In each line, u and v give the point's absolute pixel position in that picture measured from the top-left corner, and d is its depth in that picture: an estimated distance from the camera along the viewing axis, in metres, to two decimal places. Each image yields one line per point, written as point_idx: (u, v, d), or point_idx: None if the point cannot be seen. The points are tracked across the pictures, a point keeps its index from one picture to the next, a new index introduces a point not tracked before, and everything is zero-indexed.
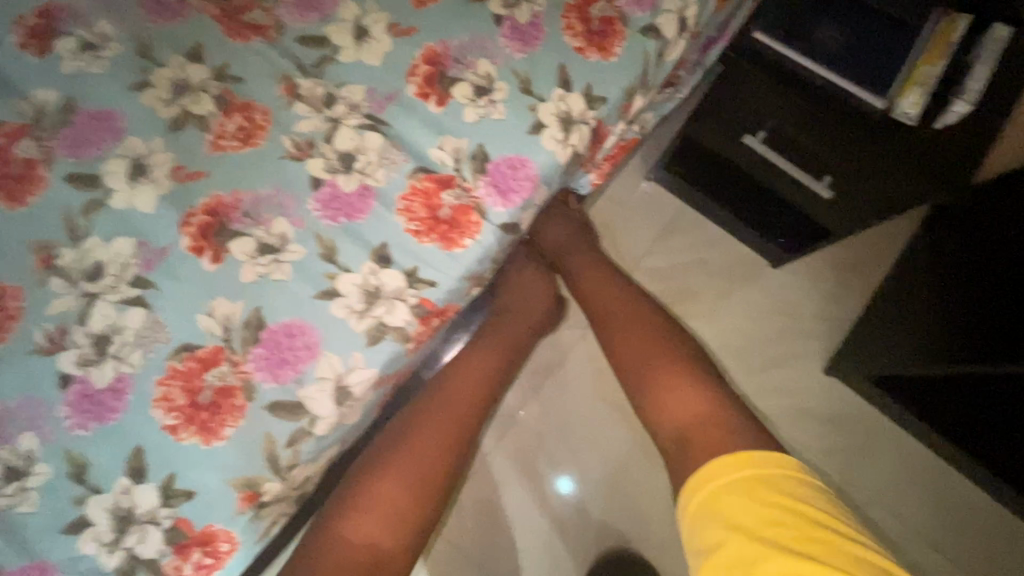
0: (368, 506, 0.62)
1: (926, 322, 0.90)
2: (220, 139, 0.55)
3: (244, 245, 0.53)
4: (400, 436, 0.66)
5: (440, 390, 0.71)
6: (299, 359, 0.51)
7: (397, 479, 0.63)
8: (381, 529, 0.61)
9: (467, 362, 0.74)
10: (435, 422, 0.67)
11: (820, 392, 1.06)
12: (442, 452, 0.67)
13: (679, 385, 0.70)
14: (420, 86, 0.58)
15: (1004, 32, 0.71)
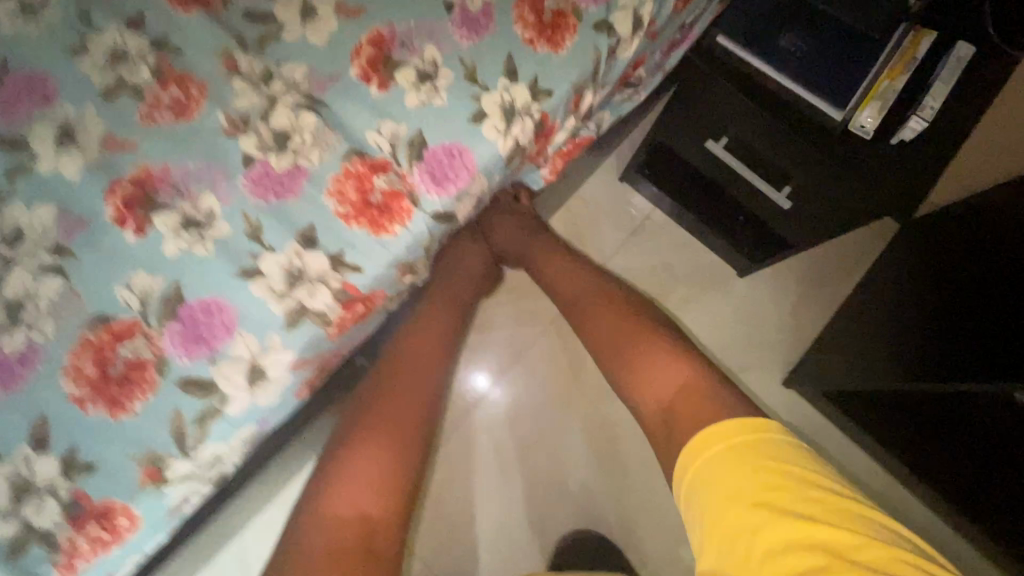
0: (352, 477, 0.64)
1: (897, 333, 0.87)
2: (154, 110, 0.54)
3: (168, 218, 0.52)
4: (367, 410, 0.68)
5: (404, 365, 0.72)
6: (215, 337, 0.50)
7: (378, 449, 0.66)
8: (371, 497, 0.64)
9: (423, 344, 0.75)
10: (400, 394, 0.70)
11: (778, 404, 1.05)
12: (412, 421, 0.69)
13: (652, 371, 0.71)
14: (363, 68, 0.57)
15: (968, 51, 0.70)
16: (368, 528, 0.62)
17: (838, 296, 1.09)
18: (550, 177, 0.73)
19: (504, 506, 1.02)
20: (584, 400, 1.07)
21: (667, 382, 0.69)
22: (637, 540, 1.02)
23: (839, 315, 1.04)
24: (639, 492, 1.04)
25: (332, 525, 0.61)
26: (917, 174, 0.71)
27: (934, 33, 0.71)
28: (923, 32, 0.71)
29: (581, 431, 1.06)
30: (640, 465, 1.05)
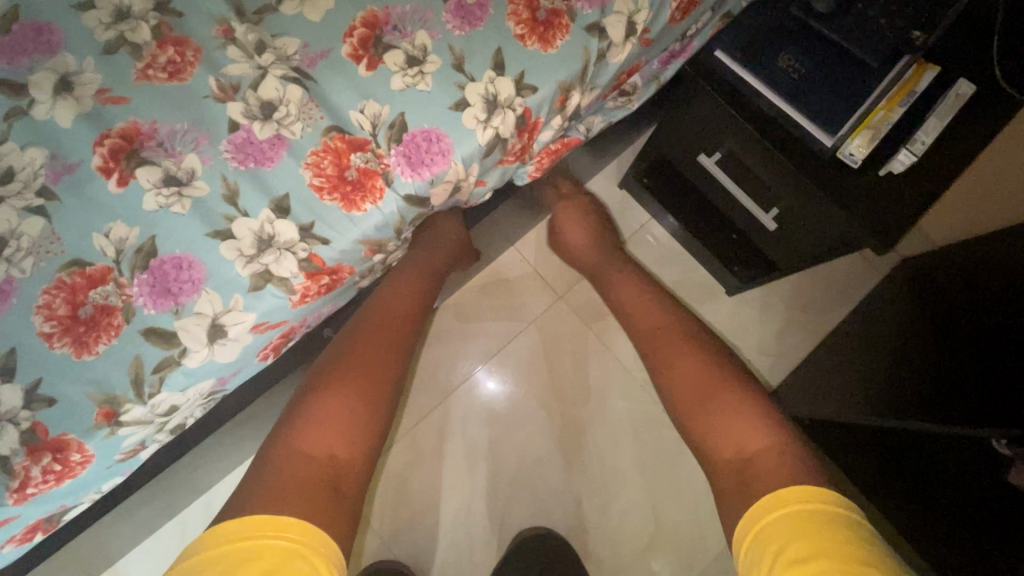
0: (319, 420, 0.60)
1: (890, 370, 0.84)
2: (149, 69, 0.56)
3: (151, 174, 0.54)
4: (340, 354, 0.66)
5: (374, 312, 0.70)
6: (182, 291, 0.52)
7: (347, 391, 0.63)
8: (338, 439, 0.60)
9: (398, 300, 0.72)
10: (374, 342, 0.68)
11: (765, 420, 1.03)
12: (386, 365, 0.67)
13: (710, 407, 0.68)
14: (355, 47, 0.58)
15: (968, 89, 0.69)
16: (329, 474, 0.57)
17: (825, 324, 1.08)
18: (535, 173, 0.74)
19: (470, 492, 1.04)
20: (558, 399, 1.08)
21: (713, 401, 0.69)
22: (595, 540, 1.03)
23: (834, 344, 1.01)
24: (603, 493, 1.05)
25: (295, 464, 0.56)
26: (903, 206, 0.70)
27: (937, 67, 0.70)
28: (926, 65, 0.70)
29: (552, 429, 1.07)
30: (606, 467, 1.06)
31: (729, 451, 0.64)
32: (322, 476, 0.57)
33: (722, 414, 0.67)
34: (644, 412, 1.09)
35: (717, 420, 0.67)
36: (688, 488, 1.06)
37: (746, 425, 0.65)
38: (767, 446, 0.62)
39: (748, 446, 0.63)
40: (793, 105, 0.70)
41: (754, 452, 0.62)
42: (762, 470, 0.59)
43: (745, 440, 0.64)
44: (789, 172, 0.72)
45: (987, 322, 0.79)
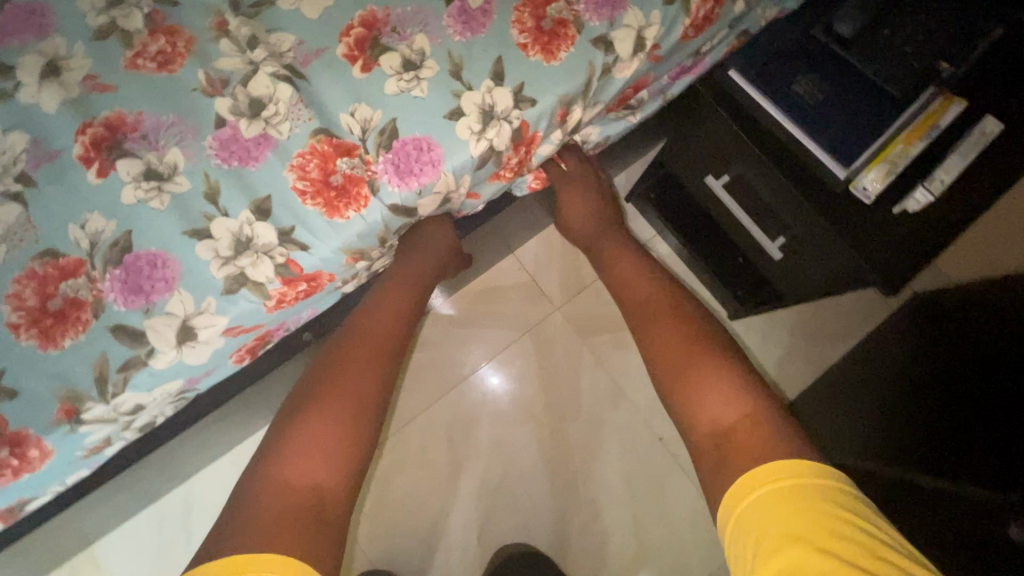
0: (300, 449, 0.56)
1: (897, 406, 0.81)
2: (139, 58, 0.55)
3: (131, 166, 0.53)
4: (321, 380, 0.63)
5: (359, 335, 0.67)
6: (154, 290, 0.51)
7: (329, 417, 0.59)
8: (322, 469, 0.55)
9: (384, 319, 0.69)
10: (357, 366, 0.64)
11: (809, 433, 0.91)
12: (373, 388, 0.63)
13: (698, 374, 0.59)
14: (351, 47, 0.56)
15: (993, 126, 0.66)
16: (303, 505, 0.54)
17: (829, 356, 1.04)
18: (535, 184, 0.72)
19: (450, 501, 1.02)
20: (547, 413, 1.06)
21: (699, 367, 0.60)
22: (574, 560, 1.01)
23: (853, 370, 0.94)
24: (586, 512, 1.03)
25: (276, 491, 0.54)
26: (917, 247, 0.67)
27: (965, 102, 0.67)
28: (952, 99, 0.66)
29: (539, 443, 1.05)
30: (591, 486, 1.04)
31: (706, 425, 0.56)
32: (306, 509, 0.52)
33: (705, 388, 0.58)
34: (639, 432, 1.06)
35: (698, 393, 0.58)
36: (675, 515, 1.03)
37: (731, 397, 0.56)
38: (744, 416, 0.54)
39: (725, 418, 0.55)
40: (806, 133, 0.67)
41: (730, 427, 0.54)
42: (738, 445, 0.51)
43: (722, 408, 0.56)
44: (800, 205, 0.69)
45: (1003, 365, 0.75)
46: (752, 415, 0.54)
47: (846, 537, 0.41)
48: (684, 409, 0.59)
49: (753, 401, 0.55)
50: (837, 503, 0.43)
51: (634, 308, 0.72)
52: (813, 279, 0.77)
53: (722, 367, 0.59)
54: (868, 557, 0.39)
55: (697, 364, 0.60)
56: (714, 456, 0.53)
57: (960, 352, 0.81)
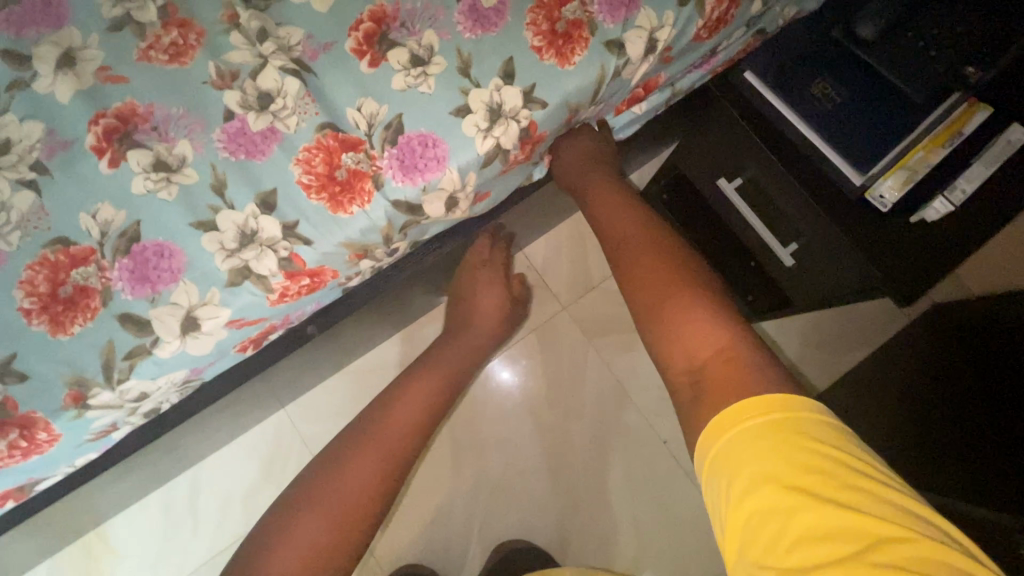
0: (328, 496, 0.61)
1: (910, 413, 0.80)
2: (151, 50, 0.56)
3: (141, 157, 0.53)
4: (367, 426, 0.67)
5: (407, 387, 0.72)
6: (160, 280, 0.52)
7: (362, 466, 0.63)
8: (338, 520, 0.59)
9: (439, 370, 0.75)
10: (397, 413, 0.68)
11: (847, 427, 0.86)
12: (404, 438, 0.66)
13: (680, 314, 0.54)
14: (359, 41, 0.56)
15: (1021, 135, 0.63)
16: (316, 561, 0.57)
17: (842, 364, 1.02)
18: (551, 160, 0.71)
19: (454, 495, 1.03)
20: (550, 412, 1.06)
21: (681, 308, 0.54)
22: (573, 561, 1.00)
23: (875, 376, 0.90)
24: (587, 514, 1.02)
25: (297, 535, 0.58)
26: (936, 258, 0.65)
27: (991, 108, 0.64)
28: (978, 104, 0.64)
29: (543, 442, 1.05)
30: (594, 487, 1.03)
31: (682, 363, 0.51)
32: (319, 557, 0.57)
33: (683, 325, 0.53)
34: (642, 434, 1.06)
35: (676, 330, 0.53)
36: (679, 520, 1.03)
37: (709, 333, 0.51)
38: (719, 354, 0.48)
39: (698, 356, 0.50)
40: (822, 137, 0.66)
41: (705, 363, 0.49)
42: (715, 383, 0.46)
43: (701, 345, 0.50)
44: (814, 213, 0.68)
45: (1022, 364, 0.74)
46: (728, 353, 0.48)
47: (822, 473, 0.37)
48: (662, 348, 0.53)
49: (730, 338, 0.49)
50: (816, 435, 0.39)
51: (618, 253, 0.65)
52: (824, 291, 0.76)
53: (704, 304, 0.54)
54: (843, 491, 0.36)
55: (678, 300, 0.55)
56: (691, 398, 0.47)
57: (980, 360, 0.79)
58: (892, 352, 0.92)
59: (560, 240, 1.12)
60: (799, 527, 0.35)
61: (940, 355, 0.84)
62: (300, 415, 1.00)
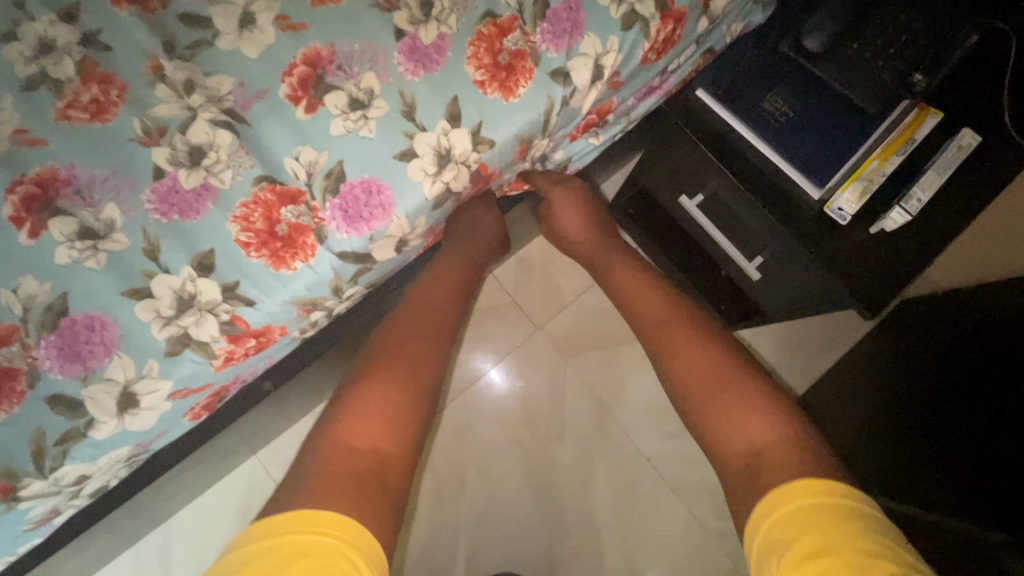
0: (363, 412, 0.54)
1: (888, 424, 0.77)
2: (70, 108, 0.52)
3: (65, 224, 0.50)
4: (387, 341, 0.61)
5: (415, 301, 0.65)
6: (92, 355, 0.48)
7: (392, 377, 0.57)
8: (386, 431, 0.54)
9: (445, 285, 0.67)
10: (421, 328, 0.63)
11: (851, 413, 0.84)
12: (432, 352, 0.62)
13: (733, 401, 0.57)
14: (294, 87, 0.54)
15: (971, 139, 0.64)
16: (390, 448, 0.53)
17: (821, 366, 1.01)
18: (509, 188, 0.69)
19: (439, 528, 1.00)
20: (531, 436, 1.04)
21: (727, 396, 0.57)
22: None
23: (866, 371, 0.87)
24: (576, 539, 1.00)
25: (369, 421, 0.54)
26: (900, 261, 0.64)
27: (940, 113, 0.65)
28: (929, 109, 0.65)
29: (525, 468, 1.02)
30: (581, 506, 1.01)
31: (740, 444, 0.54)
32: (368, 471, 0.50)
33: (735, 413, 0.56)
34: (627, 450, 1.04)
35: (729, 417, 0.56)
36: (670, 532, 1.01)
37: (763, 419, 0.54)
38: (778, 442, 0.52)
39: (755, 437, 0.53)
40: (778, 151, 0.65)
41: (765, 447, 0.52)
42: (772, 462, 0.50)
43: (758, 432, 0.54)
44: (775, 229, 0.66)
45: (997, 354, 0.69)
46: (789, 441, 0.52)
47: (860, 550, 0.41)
48: (713, 431, 0.56)
49: (786, 424, 0.54)
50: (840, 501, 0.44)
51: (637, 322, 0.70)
52: (793, 302, 0.76)
53: (751, 388, 0.57)
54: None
55: (730, 382, 0.58)
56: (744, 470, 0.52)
57: (959, 358, 0.73)
58: (884, 342, 0.89)
59: (531, 262, 1.10)
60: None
61: (920, 355, 0.79)
62: (273, 462, 0.96)
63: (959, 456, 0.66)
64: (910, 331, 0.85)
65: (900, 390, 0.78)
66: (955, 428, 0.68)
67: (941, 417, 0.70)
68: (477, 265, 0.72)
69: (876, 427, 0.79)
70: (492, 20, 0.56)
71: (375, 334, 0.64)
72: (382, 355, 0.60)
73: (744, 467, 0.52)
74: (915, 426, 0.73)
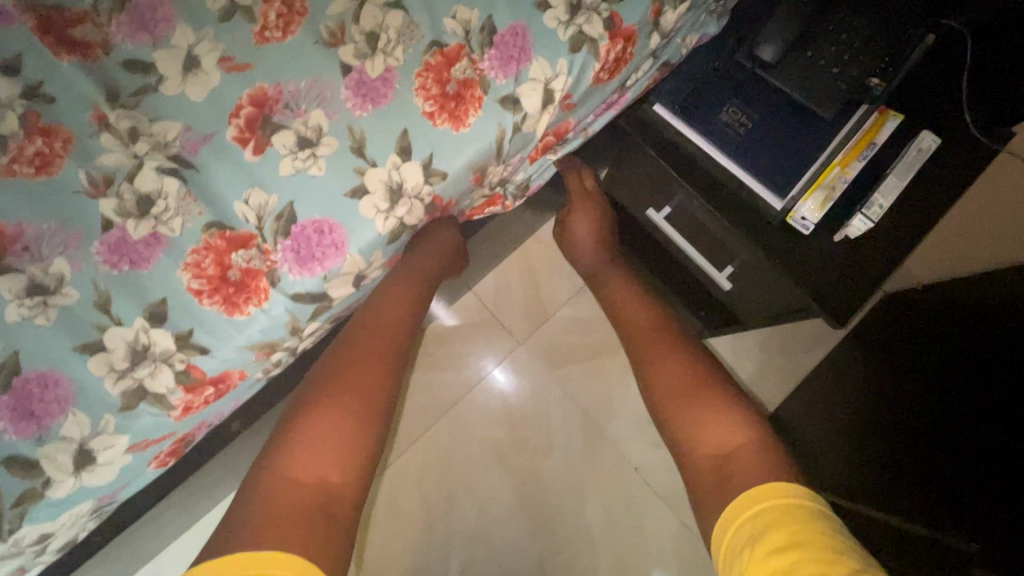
0: (308, 442, 0.54)
1: (865, 438, 0.77)
2: (13, 163, 0.49)
3: (11, 282, 0.48)
4: (334, 367, 0.60)
5: (366, 323, 0.64)
6: (47, 414, 0.47)
7: (338, 409, 0.57)
8: (331, 463, 0.54)
9: (397, 309, 0.66)
10: (371, 354, 0.62)
11: (827, 412, 0.86)
12: (382, 378, 0.61)
13: (708, 407, 0.60)
14: (241, 129, 0.53)
15: (930, 141, 0.63)
16: (343, 481, 0.53)
17: (803, 367, 1.01)
18: (472, 214, 0.69)
19: (428, 550, 0.99)
20: (516, 452, 1.03)
21: (702, 403, 0.60)
22: None
23: (849, 375, 0.88)
24: (567, 554, 0.99)
25: (315, 454, 0.54)
26: (860, 269, 0.64)
27: (900, 116, 0.64)
28: (888, 113, 0.64)
29: (513, 485, 1.02)
30: (570, 520, 1.01)
31: (712, 445, 0.57)
32: (313, 505, 0.50)
33: (706, 417, 0.59)
34: (613, 461, 1.04)
35: (700, 420, 0.59)
36: (657, 540, 1.01)
37: (733, 425, 0.57)
38: (751, 441, 0.55)
39: (727, 440, 0.56)
40: (738, 162, 0.65)
41: (735, 448, 0.55)
42: (742, 467, 0.52)
43: (725, 433, 0.57)
44: (738, 240, 0.66)
45: (964, 359, 0.71)
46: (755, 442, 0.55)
47: (810, 528, 0.43)
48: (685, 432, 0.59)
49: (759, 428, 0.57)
50: (769, 486, 0.48)
51: (629, 332, 0.74)
52: (761, 309, 0.76)
53: (723, 398, 0.60)
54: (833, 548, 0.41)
55: (704, 386, 0.62)
56: (713, 473, 0.54)
57: (926, 370, 0.75)
58: (863, 345, 0.90)
59: (509, 277, 1.09)
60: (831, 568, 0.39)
61: (898, 360, 0.80)
62: None
63: (920, 454, 0.67)
64: (887, 335, 0.87)
65: (878, 395, 0.79)
66: (928, 438, 0.68)
67: (910, 419, 0.72)
68: (433, 284, 0.71)
69: (848, 427, 0.80)
70: (439, 49, 0.56)
71: (324, 353, 0.63)
72: (329, 382, 0.59)
73: (711, 470, 0.55)
74: (890, 440, 0.73)
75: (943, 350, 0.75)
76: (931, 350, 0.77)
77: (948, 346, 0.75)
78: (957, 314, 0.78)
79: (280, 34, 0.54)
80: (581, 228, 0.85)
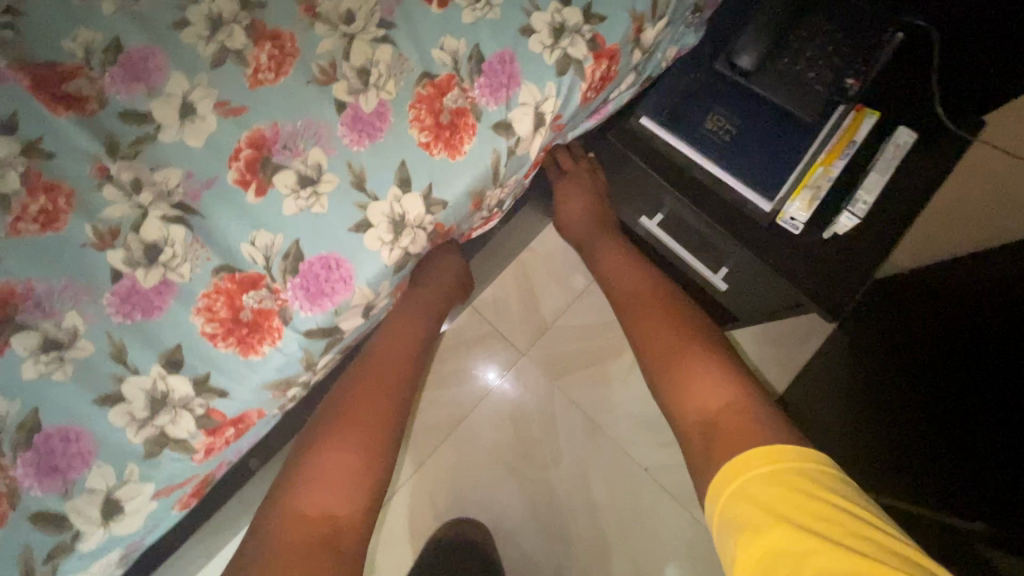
0: (317, 477, 0.56)
1: (873, 426, 0.80)
2: (19, 221, 0.50)
3: (25, 339, 0.48)
4: (341, 399, 0.61)
5: (371, 355, 0.65)
6: (71, 467, 0.48)
7: (344, 444, 0.58)
8: (338, 498, 0.55)
9: (402, 343, 0.67)
10: (377, 386, 0.62)
11: (837, 401, 0.89)
12: (389, 408, 0.62)
13: (699, 373, 0.62)
14: (242, 172, 0.54)
15: (908, 138, 0.66)
16: (353, 513, 0.55)
17: (800, 358, 1.03)
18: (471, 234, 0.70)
19: None
20: (526, 462, 1.04)
21: (692, 366, 0.63)
22: None
23: (852, 362, 0.91)
24: (582, 558, 1.01)
25: (324, 490, 0.55)
26: (843, 269, 0.66)
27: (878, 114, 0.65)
28: (865, 111, 0.65)
29: (524, 493, 1.03)
30: (581, 524, 1.03)
31: (694, 412, 0.59)
32: (320, 538, 0.52)
33: (690, 380, 0.62)
34: (620, 463, 1.06)
35: (684, 379, 0.62)
36: (664, 539, 1.03)
37: (716, 385, 0.60)
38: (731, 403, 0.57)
39: (710, 407, 0.58)
40: (725, 166, 0.67)
41: (714, 413, 0.57)
42: (725, 428, 0.55)
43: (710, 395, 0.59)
44: (730, 241, 0.68)
45: (955, 342, 0.73)
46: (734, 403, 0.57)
47: (795, 494, 0.45)
48: (673, 399, 0.62)
49: (743, 390, 0.59)
50: (749, 453, 0.50)
51: (621, 300, 0.76)
52: (758, 307, 0.78)
53: (708, 358, 0.63)
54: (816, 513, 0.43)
55: (686, 348, 0.65)
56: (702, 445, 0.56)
57: (928, 355, 0.77)
58: (861, 331, 0.93)
59: (508, 288, 1.11)
60: (819, 533, 0.41)
61: (896, 347, 0.83)
62: None
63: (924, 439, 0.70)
64: (883, 320, 0.89)
65: (881, 382, 0.82)
66: (930, 422, 0.71)
67: (912, 404, 0.75)
68: (437, 311, 0.73)
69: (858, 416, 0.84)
70: (430, 81, 0.57)
71: (333, 384, 0.65)
72: (338, 414, 0.60)
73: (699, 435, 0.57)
74: (896, 427, 0.76)
75: (936, 334, 0.77)
76: (929, 332, 0.79)
77: (941, 328, 0.77)
78: (947, 296, 0.80)
79: (272, 76, 0.55)
80: (575, 203, 0.85)
